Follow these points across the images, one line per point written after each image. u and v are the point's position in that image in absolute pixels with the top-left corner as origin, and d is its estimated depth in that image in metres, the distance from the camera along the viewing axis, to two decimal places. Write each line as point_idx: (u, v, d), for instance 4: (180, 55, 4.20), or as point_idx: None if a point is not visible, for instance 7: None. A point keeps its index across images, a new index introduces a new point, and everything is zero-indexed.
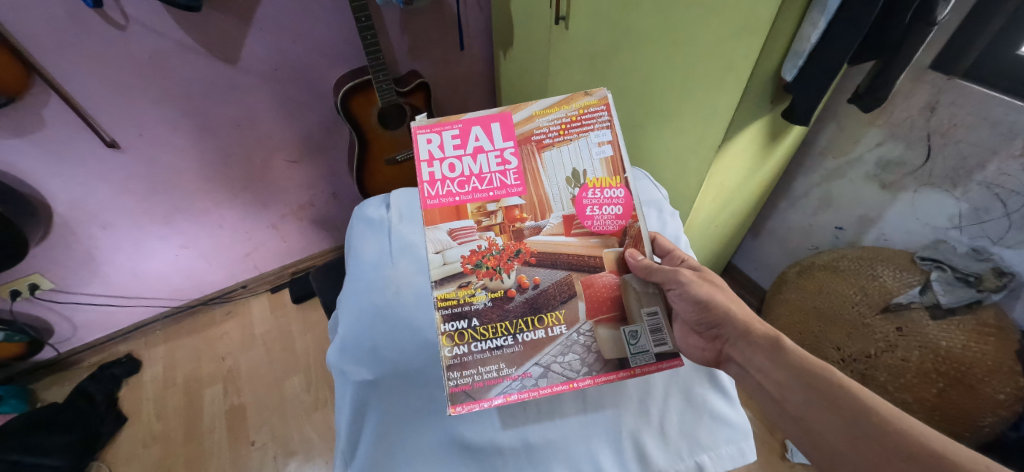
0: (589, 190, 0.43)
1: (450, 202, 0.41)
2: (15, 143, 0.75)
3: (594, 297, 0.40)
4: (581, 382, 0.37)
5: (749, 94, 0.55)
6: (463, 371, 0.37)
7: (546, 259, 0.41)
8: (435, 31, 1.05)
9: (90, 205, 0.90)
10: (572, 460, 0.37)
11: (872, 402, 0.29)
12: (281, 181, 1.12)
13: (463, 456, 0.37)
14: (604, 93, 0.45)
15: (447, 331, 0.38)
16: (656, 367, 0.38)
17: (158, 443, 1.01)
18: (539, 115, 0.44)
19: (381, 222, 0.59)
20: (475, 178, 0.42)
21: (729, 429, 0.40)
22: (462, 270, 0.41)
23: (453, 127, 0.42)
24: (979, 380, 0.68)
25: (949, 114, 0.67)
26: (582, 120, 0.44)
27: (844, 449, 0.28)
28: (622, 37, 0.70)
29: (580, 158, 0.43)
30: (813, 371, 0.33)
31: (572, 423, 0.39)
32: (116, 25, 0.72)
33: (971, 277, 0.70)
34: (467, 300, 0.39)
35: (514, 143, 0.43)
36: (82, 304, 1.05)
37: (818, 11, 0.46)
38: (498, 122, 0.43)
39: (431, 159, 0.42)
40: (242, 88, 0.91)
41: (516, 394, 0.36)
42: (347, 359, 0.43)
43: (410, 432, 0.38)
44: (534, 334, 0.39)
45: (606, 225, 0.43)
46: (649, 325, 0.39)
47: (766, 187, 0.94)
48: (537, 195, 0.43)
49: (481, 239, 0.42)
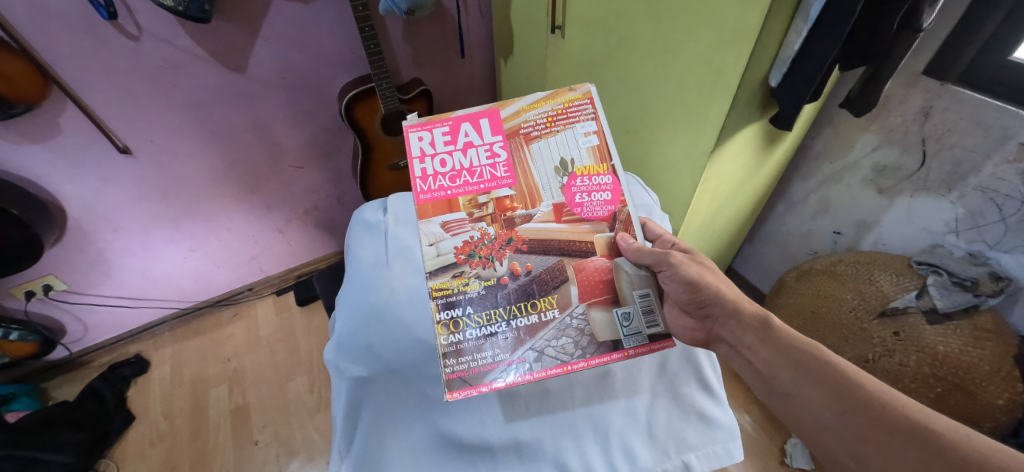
0: (577, 179, 0.45)
1: (442, 195, 0.43)
2: (31, 148, 0.78)
3: (587, 281, 0.41)
4: (575, 365, 0.37)
5: (739, 101, 0.57)
6: (460, 358, 0.38)
7: (538, 246, 0.42)
8: (437, 40, 1.07)
9: (102, 208, 0.93)
10: (563, 457, 0.39)
11: (857, 376, 0.31)
12: (286, 186, 1.15)
13: (457, 452, 0.39)
14: (587, 88, 0.47)
15: (441, 319, 0.39)
16: (649, 348, 0.39)
17: (164, 442, 1.03)
18: (526, 110, 0.46)
19: (378, 226, 0.60)
20: (466, 172, 0.44)
21: (714, 428, 0.41)
22: (456, 260, 0.42)
23: (443, 125, 0.44)
24: (978, 386, 0.68)
25: (942, 119, 0.67)
26: (567, 113, 0.46)
27: (831, 422, 0.30)
28: (616, 46, 0.71)
29: (567, 147, 0.45)
30: (800, 350, 0.34)
31: (563, 419, 0.40)
32: (130, 36, 0.75)
33: (968, 281, 0.69)
34: (461, 289, 0.41)
35: (503, 137, 0.45)
36: (93, 305, 1.08)
37: (802, 20, 0.48)
38: (486, 118, 0.45)
39: (422, 155, 0.43)
40: (250, 96, 0.93)
41: (514, 379, 0.37)
42: (342, 355, 0.45)
43: (405, 428, 0.39)
44: (528, 319, 0.40)
45: (595, 211, 0.44)
46: (642, 305, 0.40)
47: (764, 191, 0.95)
48: (526, 184, 0.44)
49: (473, 230, 0.43)
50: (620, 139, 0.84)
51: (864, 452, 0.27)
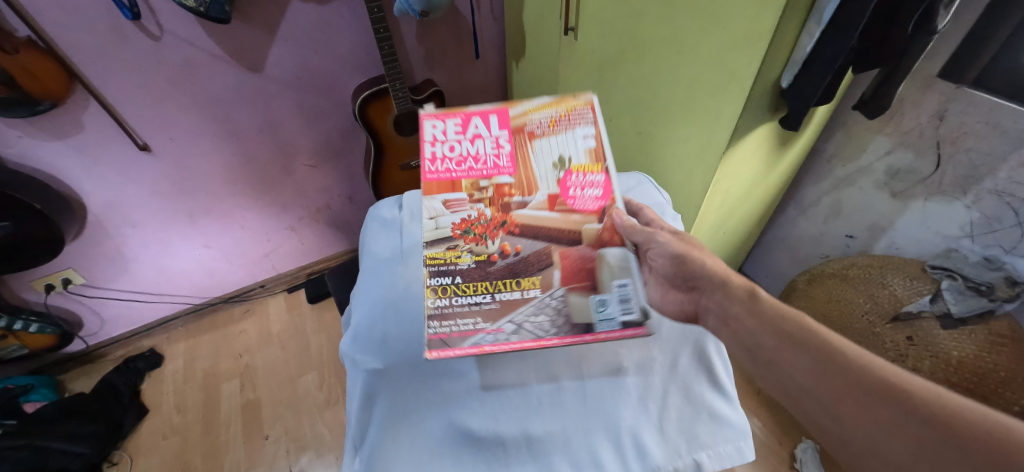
0: (572, 175, 0.43)
1: (447, 175, 0.43)
2: (55, 145, 0.80)
3: (570, 267, 0.40)
4: (553, 339, 0.35)
5: (752, 102, 0.57)
6: (442, 321, 0.37)
7: (529, 230, 0.41)
8: (450, 41, 1.09)
9: (122, 204, 0.95)
10: (570, 454, 0.36)
11: (839, 342, 0.29)
12: (300, 185, 1.17)
13: (455, 446, 0.36)
14: (591, 97, 0.47)
15: (432, 284, 0.39)
16: (621, 334, 0.36)
17: (177, 435, 1.05)
18: (532, 111, 0.46)
19: (393, 222, 0.59)
20: (471, 159, 0.44)
21: (727, 428, 0.38)
22: (451, 234, 0.41)
23: (456, 117, 0.45)
24: (994, 392, 0.67)
25: (958, 122, 0.67)
26: (570, 117, 0.45)
27: (812, 390, 0.28)
28: (629, 48, 0.72)
29: (566, 147, 0.44)
30: (786, 319, 0.32)
31: (568, 412, 0.38)
32: (152, 36, 0.76)
33: (983, 286, 0.68)
34: (452, 261, 0.40)
35: (508, 133, 0.45)
36: (110, 299, 1.10)
37: (815, 22, 0.48)
38: (496, 114, 0.45)
39: (433, 140, 0.44)
40: (267, 96, 0.95)
41: (490, 346, 0.35)
42: (357, 347, 0.42)
43: (404, 422, 0.37)
44: (510, 294, 0.39)
45: (586, 204, 0.42)
46: (618, 294, 0.38)
47: (775, 193, 0.94)
48: (525, 175, 0.44)
49: (471, 210, 0.42)
50: (631, 140, 0.84)
51: (843, 417, 0.26)
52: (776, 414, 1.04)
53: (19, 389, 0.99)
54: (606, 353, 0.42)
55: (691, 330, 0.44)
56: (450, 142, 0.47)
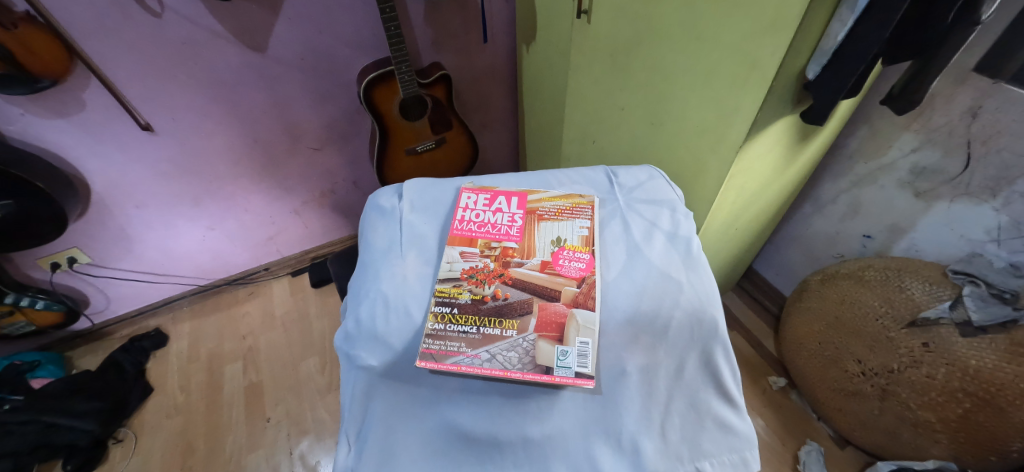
0: (564, 250, 0.47)
1: (468, 234, 0.50)
2: (56, 123, 0.79)
3: (544, 318, 0.41)
4: (515, 373, 0.36)
5: (773, 94, 0.54)
6: (435, 340, 0.39)
7: (520, 282, 0.44)
8: (457, 22, 1.04)
9: (125, 184, 0.95)
10: (563, 457, 0.32)
11: None
12: (305, 168, 1.15)
13: (431, 444, 0.32)
14: (593, 198, 0.54)
15: (436, 311, 0.41)
16: (572, 383, 0.35)
17: (181, 414, 1.06)
18: (547, 199, 0.54)
19: (392, 212, 0.54)
20: (489, 225, 0.51)
21: (733, 437, 0.34)
22: (459, 275, 0.45)
23: (486, 194, 0.55)
24: (1011, 402, 0.63)
25: (992, 120, 0.63)
26: (573, 210, 0.52)
27: None
28: (646, 34, 0.69)
29: (565, 230, 0.50)
30: None
31: (561, 412, 0.34)
32: (152, 13, 0.74)
33: (1008, 294, 0.64)
34: (454, 295, 0.43)
35: (523, 211, 0.53)
36: (115, 278, 1.11)
37: (847, 9, 0.44)
38: (517, 197, 0.55)
39: (465, 208, 0.53)
40: (270, 77, 0.93)
41: (469, 369, 0.36)
42: (354, 344, 0.40)
43: (387, 416, 0.34)
44: (491, 330, 0.40)
45: (570, 271, 0.45)
46: (579, 348, 0.37)
47: (791, 191, 0.91)
48: (528, 244, 0.49)
49: (480, 260, 0.47)
50: (643, 132, 0.81)
51: None
52: (779, 415, 1.04)
53: (27, 365, 1.00)
54: (610, 357, 0.38)
55: (700, 333, 0.39)
56: (474, 206, 0.53)
